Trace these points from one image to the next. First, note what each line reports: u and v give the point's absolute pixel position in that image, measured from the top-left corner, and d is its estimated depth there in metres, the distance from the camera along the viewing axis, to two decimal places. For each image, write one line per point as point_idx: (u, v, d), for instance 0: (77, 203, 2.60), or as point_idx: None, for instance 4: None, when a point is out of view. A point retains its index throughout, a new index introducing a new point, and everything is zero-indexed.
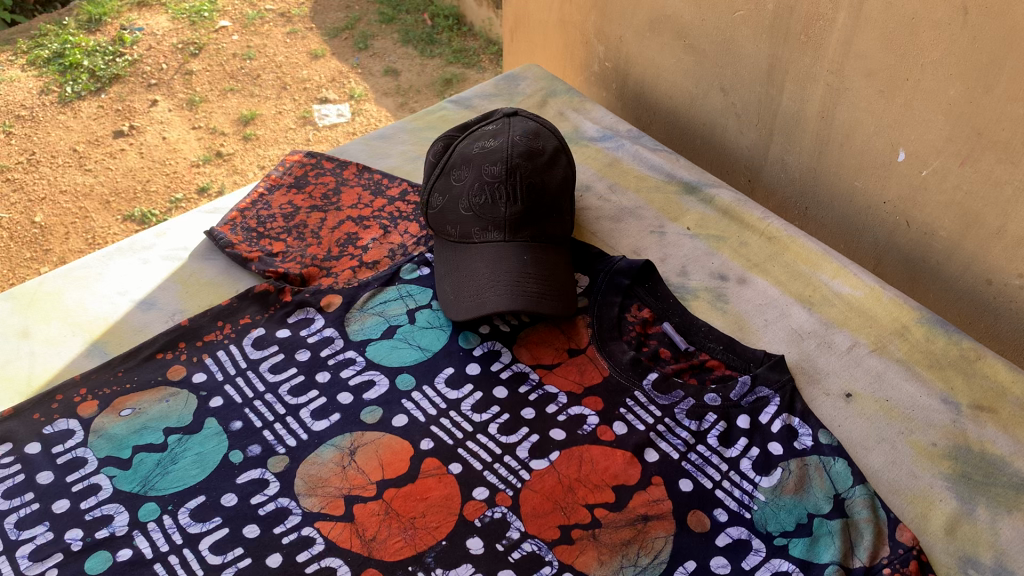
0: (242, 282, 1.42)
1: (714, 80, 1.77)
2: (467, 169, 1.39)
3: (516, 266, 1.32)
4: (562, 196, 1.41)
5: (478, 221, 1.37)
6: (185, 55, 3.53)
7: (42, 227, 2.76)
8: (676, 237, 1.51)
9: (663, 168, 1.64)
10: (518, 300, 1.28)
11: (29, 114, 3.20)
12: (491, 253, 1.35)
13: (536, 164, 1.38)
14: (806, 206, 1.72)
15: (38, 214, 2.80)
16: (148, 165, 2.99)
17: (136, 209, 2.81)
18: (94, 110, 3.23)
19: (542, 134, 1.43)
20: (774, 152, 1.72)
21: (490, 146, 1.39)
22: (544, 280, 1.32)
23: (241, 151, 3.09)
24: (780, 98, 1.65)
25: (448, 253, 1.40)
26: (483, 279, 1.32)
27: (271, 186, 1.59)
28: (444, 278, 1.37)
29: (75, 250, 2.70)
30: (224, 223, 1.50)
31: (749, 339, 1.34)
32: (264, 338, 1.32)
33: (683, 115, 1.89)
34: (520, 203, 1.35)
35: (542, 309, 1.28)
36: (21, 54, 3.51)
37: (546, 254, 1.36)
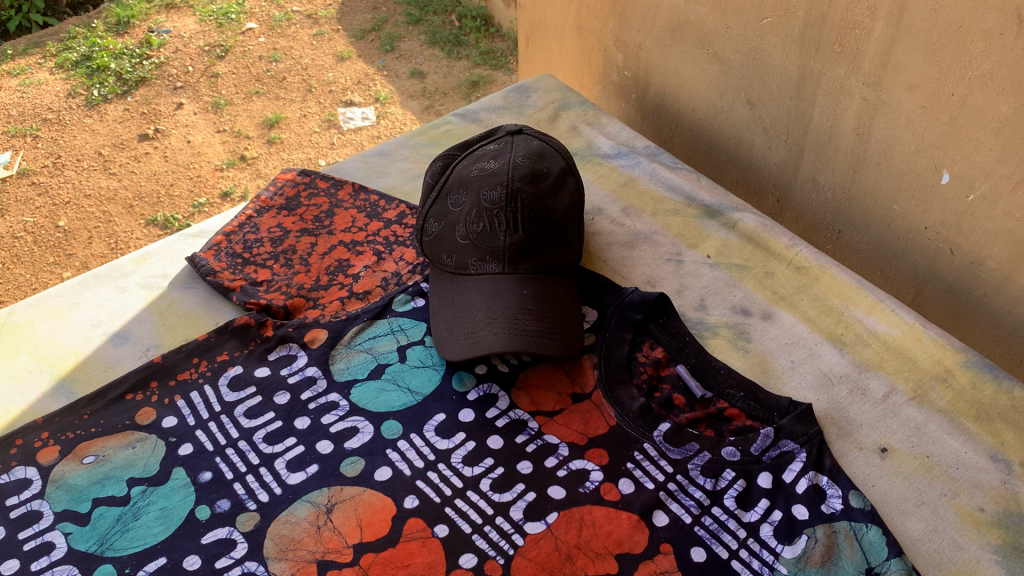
0: (223, 314, 1.32)
1: (741, 92, 1.63)
2: (464, 193, 1.28)
3: (515, 302, 1.20)
4: (568, 222, 1.29)
5: (476, 250, 1.25)
6: (211, 57, 3.45)
7: (66, 232, 2.69)
8: (695, 266, 1.38)
9: (683, 189, 1.51)
10: (516, 340, 1.16)
11: (56, 117, 3.14)
12: (489, 286, 1.23)
13: (540, 188, 1.26)
14: (839, 229, 1.58)
15: (62, 218, 2.73)
16: (171, 168, 2.91)
17: (159, 213, 2.73)
18: (119, 113, 3.16)
19: (547, 155, 1.31)
20: (805, 171, 1.59)
21: (489, 169, 1.27)
22: (546, 316, 1.20)
23: (265, 155, 2.99)
24: (812, 113, 1.51)
25: (444, 284, 1.29)
26: (479, 315, 1.20)
27: (260, 207, 1.49)
28: (438, 313, 1.25)
29: (98, 254, 2.62)
30: (207, 248, 1.40)
31: (772, 383, 1.21)
32: (242, 378, 1.22)
33: (708, 128, 1.76)
34: (521, 231, 1.23)
35: (542, 350, 1.16)
36: (50, 57, 3.46)
37: (550, 288, 1.24)
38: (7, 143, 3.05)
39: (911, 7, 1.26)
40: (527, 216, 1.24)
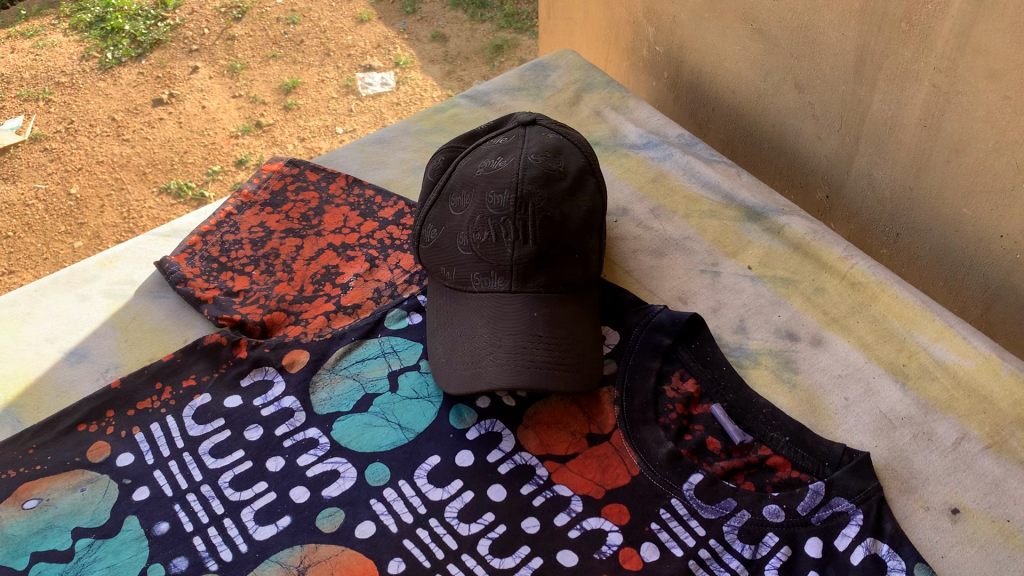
0: (193, 329, 1.16)
1: (788, 73, 1.44)
2: (467, 196, 1.10)
3: (523, 327, 1.04)
4: (587, 231, 1.11)
5: (479, 264, 1.08)
6: (227, 18, 3.26)
7: (78, 199, 2.55)
8: (733, 279, 1.20)
9: (721, 187, 1.32)
10: (522, 374, 0.99)
11: (68, 81, 2.98)
12: (494, 306, 1.06)
13: (554, 192, 1.08)
14: (897, 231, 1.39)
15: (74, 185, 2.59)
16: (185, 135, 2.74)
17: (172, 181, 2.57)
18: (133, 77, 2.99)
19: (564, 151, 1.13)
20: (859, 165, 1.40)
21: (496, 167, 1.09)
22: (559, 343, 1.03)
23: (281, 121, 2.80)
24: (871, 100, 1.31)
25: (444, 301, 1.12)
26: (480, 342, 1.04)
27: (242, 202, 1.32)
28: (436, 335, 1.09)
29: (110, 224, 2.47)
30: (180, 251, 1.24)
31: (822, 425, 1.04)
32: (209, 409, 1.07)
33: (749, 113, 1.56)
34: (532, 243, 1.06)
35: (552, 387, 0.99)
36: (63, 18, 3.30)
37: (564, 309, 1.07)
38: (19, 108, 2.90)
39: None
40: (539, 225, 1.06)
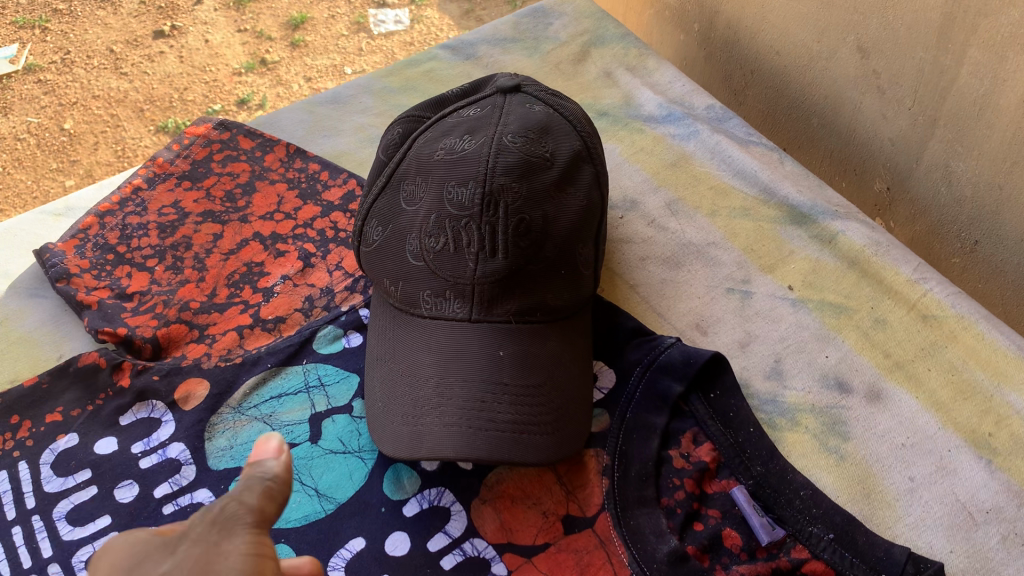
0: (70, 343, 0.91)
1: (851, 34, 1.14)
2: (420, 185, 0.80)
3: (483, 370, 0.77)
4: (577, 240, 0.82)
5: (431, 279, 0.80)
6: None
7: (75, 138, 1.84)
8: (768, 302, 0.93)
9: (757, 179, 1.04)
10: (475, 440, 0.73)
11: (66, 7, 2.08)
12: (446, 336, 0.79)
13: (536, 186, 0.79)
14: (976, 238, 1.10)
15: (68, 119, 1.88)
16: (186, 70, 1.97)
17: (172, 118, 1.87)
18: (134, 5, 2.10)
19: (553, 130, 0.83)
20: (934, 153, 1.11)
21: (460, 149, 0.80)
22: (530, 398, 0.77)
23: (287, 59, 2.03)
24: (958, 71, 1.02)
25: (387, 323, 0.85)
26: (426, 389, 0.78)
27: (155, 173, 1.06)
28: (374, 371, 0.83)
29: (104, 166, 1.82)
30: (68, 237, 0.98)
31: (876, 515, 0.77)
32: (74, 456, 0.82)
33: (797, 80, 1.27)
34: (502, 256, 0.77)
35: (516, 456, 0.73)
36: None
37: (542, 345, 0.80)
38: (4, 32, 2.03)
39: None
40: (513, 232, 0.77)
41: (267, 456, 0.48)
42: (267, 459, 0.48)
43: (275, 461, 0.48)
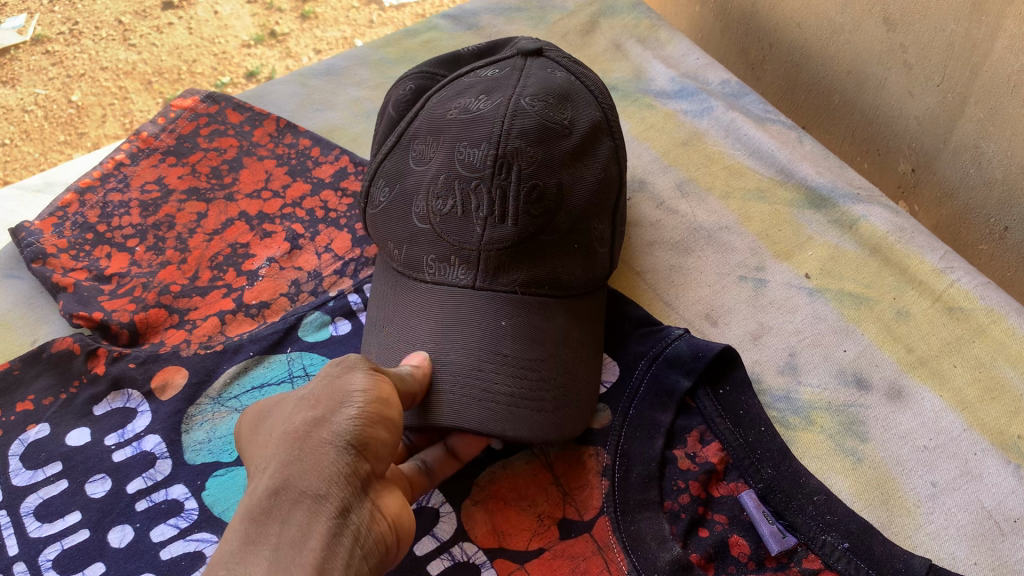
0: (44, 327, 0.86)
1: (877, 5, 1.08)
2: (430, 143, 0.74)
3: (482, 339, 0.69)
4: (594, 215, 0.75)
5: (434, 243, 0.73)
6: None
7: (82, 110, 1.47)
8: (782, 290, 0.87)
9: (774, 160, 0.98)
10: (466, 411, 0.66)
11: None
12: (443, 302, 0.72)
13: (552, 153, 0.72)
14: (1006, 224, 1.04)
15: (76, 90, 1.48)
16: (195, 41, 1.57)
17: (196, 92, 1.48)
18: None
19: (574, 98, 0.76)
20: (963, 133, 1.04)
21: (474, 108, 0.73)
22: (533, 376, 0.69)
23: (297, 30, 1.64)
24: (991, 47, 0.96)
25: (387, 288, 0.77)
26: (419, 355, 0.70)
27: (139, 148, 1.01)
28: (371, 339, 0.75)
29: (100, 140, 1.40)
30: (46, 214, 0.94)
31: (895, 522, 0.72)
32: (44, 447, 0.77)
33: (819, 55, 1.20)
34: (511, 223, 0.70)
35: (510, 432, 0.66)
36: None
37: (547, 321, 0.72)
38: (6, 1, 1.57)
39: None
40: (524, 198, 0.70)
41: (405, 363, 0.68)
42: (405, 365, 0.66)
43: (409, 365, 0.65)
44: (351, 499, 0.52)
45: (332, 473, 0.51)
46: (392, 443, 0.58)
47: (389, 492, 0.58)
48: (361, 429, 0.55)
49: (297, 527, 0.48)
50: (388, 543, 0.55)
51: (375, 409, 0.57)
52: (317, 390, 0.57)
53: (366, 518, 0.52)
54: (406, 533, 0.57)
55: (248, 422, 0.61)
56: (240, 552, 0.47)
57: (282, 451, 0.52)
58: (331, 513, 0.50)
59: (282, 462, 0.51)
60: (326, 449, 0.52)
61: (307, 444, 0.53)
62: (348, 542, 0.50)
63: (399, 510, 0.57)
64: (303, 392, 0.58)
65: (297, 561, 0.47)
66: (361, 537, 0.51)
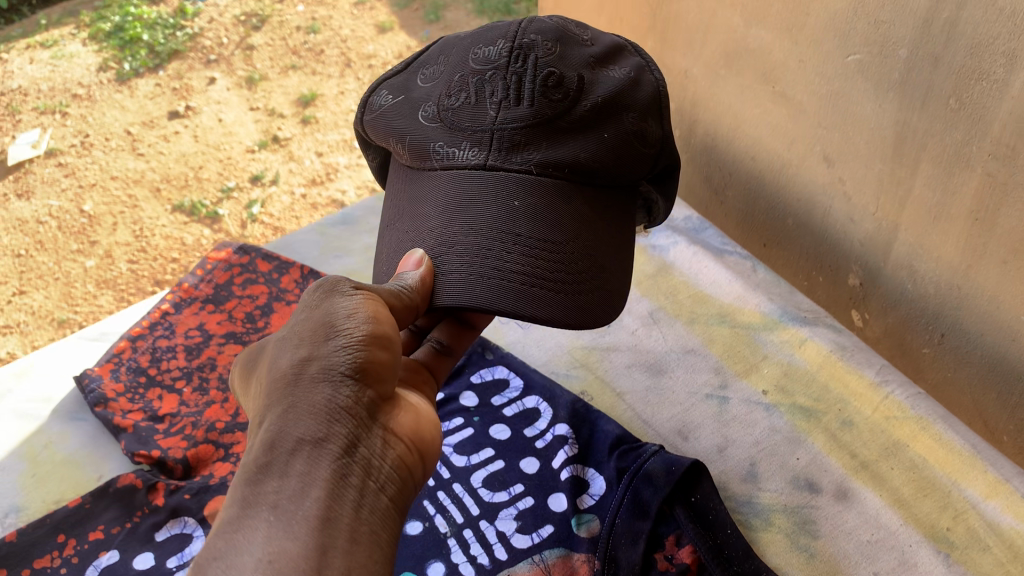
0: (108, 463, 1.00)
1: (816, 145, 1.24)
2: (445, 58, 0.82)
3: (497, 218, 0.76)
4: (621, 109, 0.79)
5: (446, 133, 0.78)
6: (246, 27, 2.66)
7: (93, 218, 2.08)
8: (744, 407, 1.02)
9: (732, 287, 1.15)
10: (476, 288, 0.74)
11: (86, 93, 2.45)
12: (455, 182, 0.78)
13: (571, 52, 0.80)
14: (943, 332, 1.18)
15: (88, 201, 2.12)
16: (202, 149, 2.22)
17: (187, 198, 2.09)
18: (150, 89, 2.46)
19: (591, 31, 0.86)
20: (898, 254, 1.20)
21: (492, 26, 0.83)
22: (549, 247, 0.76)
23: (299, 134, 2.25)
24: (913, 184, 1.12)
25: (402, 188, 0.84)
26: (427, 241, 0.78)
27: (181, 297, 1.17)
28: (385, 235, 0.83)
29: (122, 242, 2.02)
30: (105, 361, 1.08)
31: None
32: (115, 571, 0.89)
33: (771, 185, 1.37)
34: (527, 104, 0.76)
35: (521, 300, 0.73)
36: (83, 28, 2.73)
37: (566, 203, 0.78)
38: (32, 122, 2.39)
39: None
40: (540, 83, 0.77)
41: (411, 270, 0.74)
42: (409, 273, 0.74)
43: (411, 276, 0.73)
44: (353, 434, 0.62)
45: (329, 415, 0.62)
46: (393, 360, 0.68)
47: (400, 409, 0.68)
48: (352, 360, 0.64)
49: (297, 478, 0.59)
50: (407, 461, 0.66)
51: (367, 336, 0.65)
52: (311, 326, 0.66)
53: (372, 448, 0.63)
54: (427, 441, 0.69)
55: (243, 363, 0.73)
56: (241, 517, 0.57)
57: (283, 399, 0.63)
58: (334, 456, 0.60)
59: (279, 414, 0.62)
60: (319, 390, 0.63)
61: (306, 388, 0.63)
62: (355, 479, 0.60)
63: (413, 426, 0.68)
64: (292, 327, 0.68)
65: (300, 510, 0.57)
66: (371, 470, 0.62)
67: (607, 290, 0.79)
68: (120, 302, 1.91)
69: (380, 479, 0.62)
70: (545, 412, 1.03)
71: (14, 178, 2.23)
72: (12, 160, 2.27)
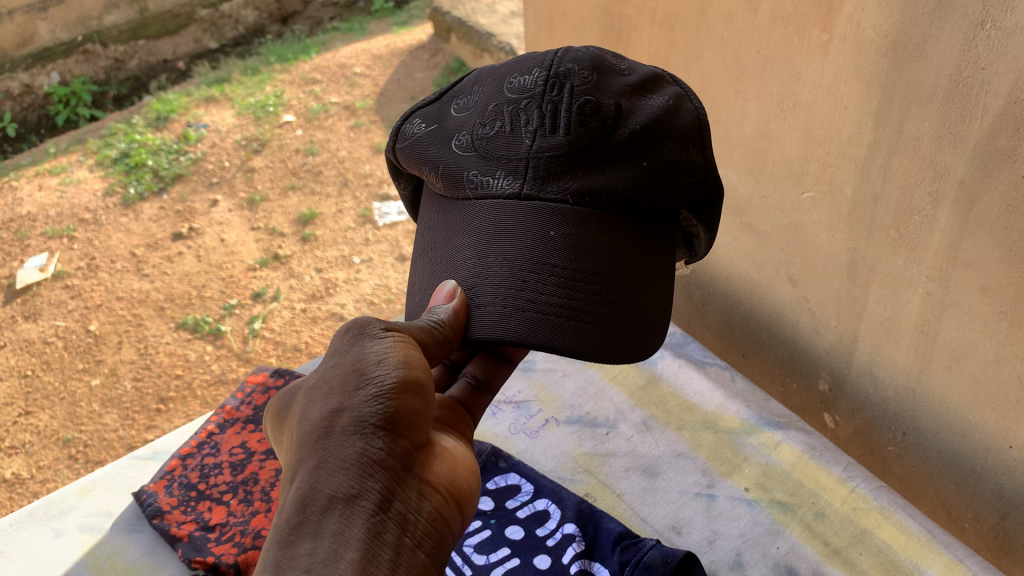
0: (166, 568, 1.12)
1: (782, 268, 1.42)
2: (482, 90, 0.90)
3: (532, 250, 0.84)
4: (658, 137, 0.86)
5: (482, 163, 0.86)
6: (247, 151, 2.89)
7: (98, 336, 2.22)
8: (729, 503, 1.15)
9: (713, 396, 1.31)
10: (512, 321, 0.82)
11: (92, 217, 2.65)
12: (493, 211, 0.85)
13: (607, 81, 0.87)
14: (903, 432, 1.33)
15: (93, 321, 2.27)
16: (205, 269, 2.39)
17: (190, 315, 2.24)
18: (155, 211, 2.65)
19: (629, 61, 0.93)
20: (860, 362, 1.35)
21: (531, 55, 0.91)
22: (582, 277, 0.83)
23: (299, 253, 2.43)
24: (866, 301, 1.28)
25: (439, 216, 0.93)
26: (462, 272, 0.86)
27: (224, 418, 1.31)
28: (422, 263, 0.93)
29: (126, 361, 2.14)
30: (159, 478, 1.22)
31: None
32: None
33: (746, 302, 1.54)
34: (563, 133, 0.83)
35: (553, 333, 0.81)
36: (90, 155, 3.00)
37: (601, 232, 0.85)
38: (42, 246, 2.57)
39: (981, 199, 1.04)
40: (576, 111, 0.83)
41: (443, 303, 0.84)
42: (443, 306, 0.83)
43: (443, 310, 0.82)
44: (386, 487, 0.69)
45: (361, 471, 0.69)
46: (425, 404, 0.73)
47: (435, 456, 0.74)
48: (381, 413, 0.70)
49: (334, 536, 0.67)
50: (444, 511, 0.72)
51: (397, 387, 0.71)
52: (343, 376, 0.73)
53: (407, 499, 0.70)
54: (465, 488, 0.76)
55: (279, 404, 0.83)
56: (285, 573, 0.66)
57: (317, 453, 0.71)
58: (368, 514, 0.68)
59: (315, 470, 0.70)
60: (352, 443, 0.70)
61: (339, 443, 0.70)
62: (389, 534, 0.68)
63: (449, 475, 0.74)
64: (327, 370, 0.75)
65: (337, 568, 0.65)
66: (406, 525, 0.69)
67: (637, 315, 0.86)
68: (123, 420, 2.01)
69: (415, 532, 0.69)
70: (554, 512, 1.15)
71: (22, 300, 2.38)
72: (20, 282, 2.43)
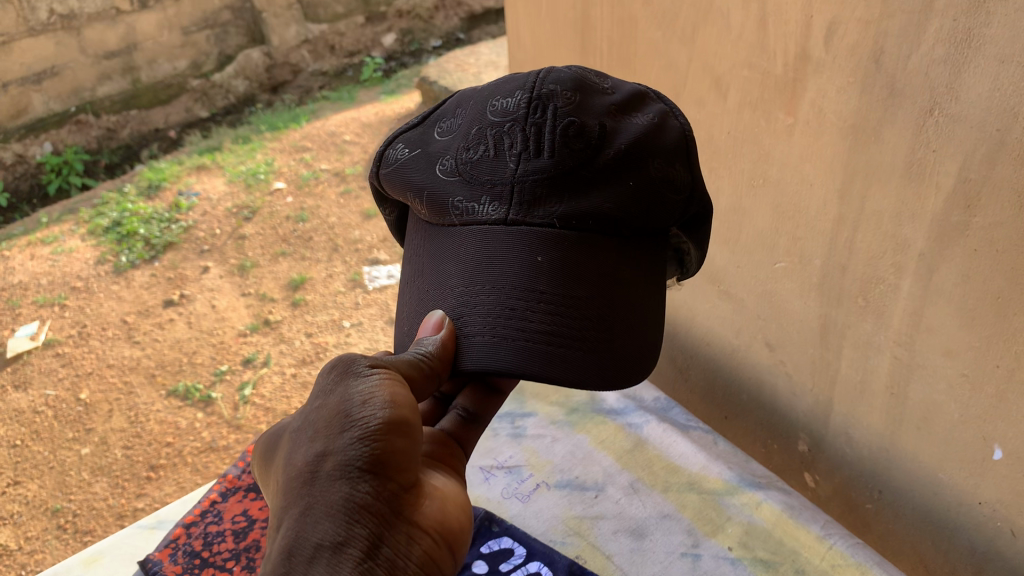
0: None
1: (760, 333, 1.49)
2: (467, 113, 0.95)
3: (520, 277, 0.87)
4: (643, 156, 0.90)
5: (468, 189, 0.90)
6: (238, 218, 2.97)
7: (89, 405, 2.26)
8: (714, 561, 1.20)
9: (697, 459, 1.37)
10: (503, 350, 0.85)
11: (84, 286, 2.71)
12: (480, 238, 0.89)
13: (591, 100, 0.90)
14: (880, 489, 1.39)
15: (85, 390, 2.31)
16: (195, 336, 2.45)
17: (181, 383, 2.28)
18: (146, 279, 2.71)
19: (613, 80, 0.97)
20: (836, 422, 1.42)
21: (515, 76, 0.95)
22: (569, 301, 0.87)
23: (289, 318, 2.49)
24: (839, 364, 1.35)
25: (428, 242, 0.96)
26: (450, 301, 0.90)
27: (226, 487, 1.36)
28: (410, 290, 0.97)
29: (117, 430, 2.17)
30: (163, 546, 1.26)
31: None
32: None
33: (727, 366, 1.60)
34: (547, 155, 0.87)
35: (542, 359, 0.84)
36: (82, 224, 3.08)
37: (588, 255, 0.88)
38: (33, 315, 2.62)
39: (939, 270, 1.11)
40: (559, 133, 0.87)
41: (430, 336, 0.87)
42: (429, 339, 0.86)
43: (431, 343, 0.85)
44: (373, 531, 0.71)
45: (348, 517, 0.71)
46: (412, 445, 0.75)
47: (423, 498, 0.76)
48: (366, 456, 0.72)
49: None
50: (433, 553, 0.74)
51: (382, 429, 0.73)
52: (329, 419, 0.75)
53: (395, 543, 0.71)
54: (453, 530, 0.77)
55: (268, 451, 0.86)
56: None
57: (304, 499, 0.73)
58: (356, 559, 0.69)
59: (302, 518, 0.72)
60: (337, 488, 0.72)
61: (326, 488, 0.72)
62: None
63: (438, 517, 0.76)
64: (314, 415, 0.78)
65: None
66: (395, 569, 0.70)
67: (624, 337, 0.90)
68: (113, 488, 2.03)
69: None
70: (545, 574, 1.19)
71: (13, 369, 2.42)
72: (10, 350, 2.46)
